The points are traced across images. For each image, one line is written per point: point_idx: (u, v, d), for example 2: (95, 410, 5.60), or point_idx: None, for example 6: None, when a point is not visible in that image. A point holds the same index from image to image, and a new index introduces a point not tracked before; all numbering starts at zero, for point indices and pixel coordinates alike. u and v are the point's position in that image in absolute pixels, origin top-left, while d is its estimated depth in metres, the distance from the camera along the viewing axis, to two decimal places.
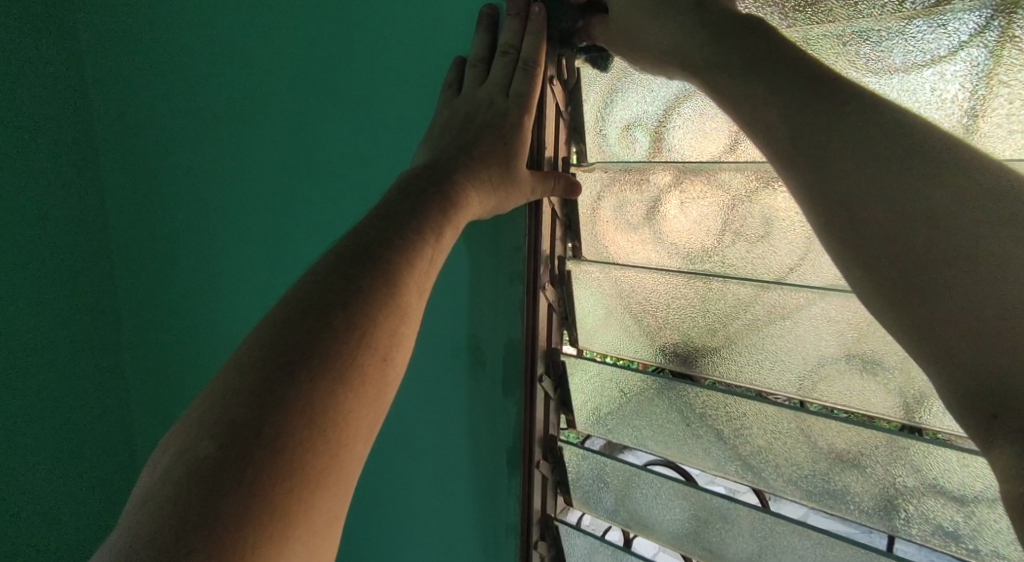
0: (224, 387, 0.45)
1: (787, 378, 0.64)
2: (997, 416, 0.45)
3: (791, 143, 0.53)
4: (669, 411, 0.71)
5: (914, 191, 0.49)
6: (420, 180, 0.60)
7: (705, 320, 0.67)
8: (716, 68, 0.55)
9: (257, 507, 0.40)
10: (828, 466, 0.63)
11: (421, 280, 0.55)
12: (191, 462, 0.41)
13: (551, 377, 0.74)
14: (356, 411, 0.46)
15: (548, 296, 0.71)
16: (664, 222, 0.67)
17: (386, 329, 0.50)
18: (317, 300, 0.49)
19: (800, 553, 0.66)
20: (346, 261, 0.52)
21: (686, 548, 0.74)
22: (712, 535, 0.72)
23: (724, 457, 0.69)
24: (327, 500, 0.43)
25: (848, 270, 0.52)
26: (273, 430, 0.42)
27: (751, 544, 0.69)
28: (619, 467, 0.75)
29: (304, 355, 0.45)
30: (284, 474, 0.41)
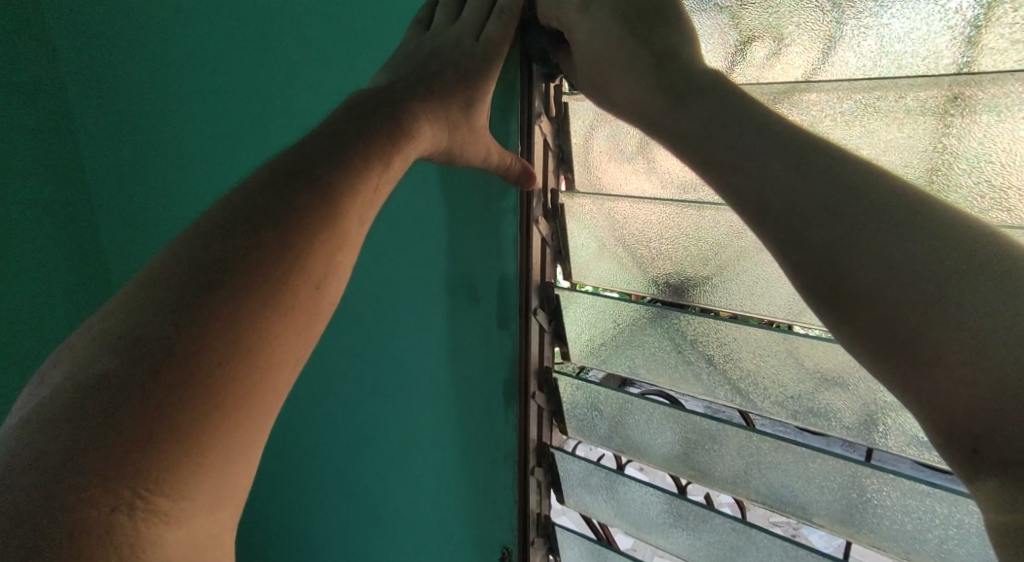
0: (138, 300, 0.45)
1: (777, 304, 0.65)
2: (977, 451, 0.40)
3: (757, 188, 0.50)
4: (660, 340, 0.72)
5: (884, 235, 0.45)
6: (372, 105, 0.58)
7: (697, 250, 0.67)
8: (671, 119, 0.55)
9: (166, 426, 0.41)
10: (812, 386, 0.65)
11: (364, 209, 0.54)
12: (92, 378, 0.42)
13: (545, 310, 0.75)
14: (284, 335, 0.47)
15: (541, 229, 0.71)
16: (657, 152, 0.67)
17: (322, 256, 0.50)
18: (248, 220, 0.48)
19: (783, 468, 0.69)
20: (287, 178, 0.51)
21: (676, 469, 0.77)
22: (700, 455, 0.74)
23: (713, 382, 0.71)
24: (247, 429, 0.45)
25: (826, 321, 0.48)
26: (185, 352, 0.43)
27: (738, 462, 0.72)
28: (613, 395, 0.77)
29: (226, 272, 0.46)
30: (198, 396, 0.42)
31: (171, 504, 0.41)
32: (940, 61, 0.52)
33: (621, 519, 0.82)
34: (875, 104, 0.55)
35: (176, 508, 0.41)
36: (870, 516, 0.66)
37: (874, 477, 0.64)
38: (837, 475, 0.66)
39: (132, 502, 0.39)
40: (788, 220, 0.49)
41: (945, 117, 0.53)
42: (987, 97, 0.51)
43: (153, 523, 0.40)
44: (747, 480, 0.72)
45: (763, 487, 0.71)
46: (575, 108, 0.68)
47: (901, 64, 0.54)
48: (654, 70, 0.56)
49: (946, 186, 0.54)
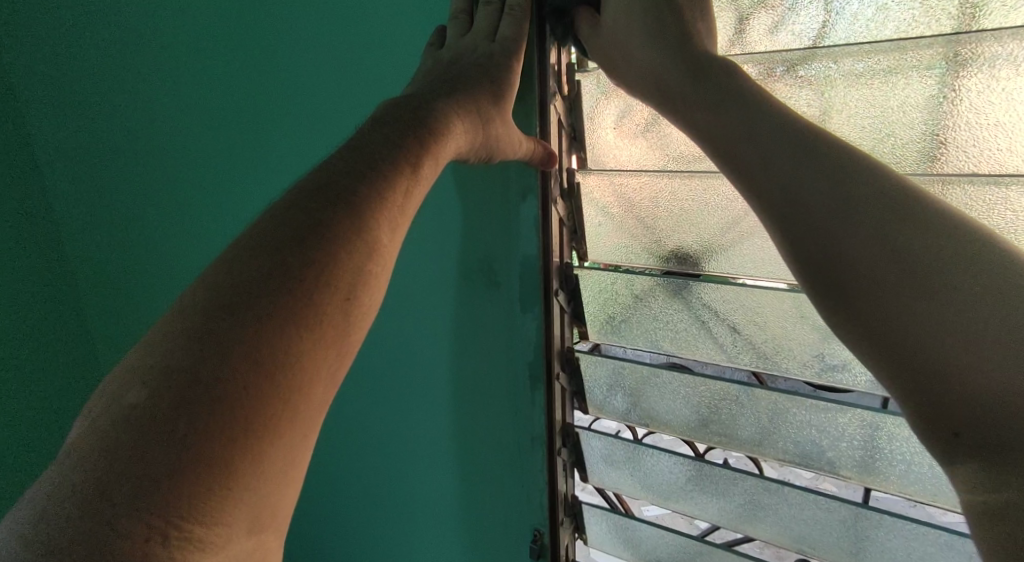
0: (165, 329, 0.44)
1: (792, 269, 0.66)
2: (957, 435, 0.45)
3: (763, 175, 0.54)
4: (679, 311, 0.73)
5: (892, 231, 0.50)
6: (400, 108, 0.57)
7: (714, 220, 0.68)
8: (692, 99, 0.58)
9: (193, 456, 0.40)
10: (821, 342, 0.67)
11: (394, 214, 0.52)
12: (123, 409, 0.41)
13: (565, 291, 0.75)
14: (313, 354, 0.45)
15: (559, 209, 0.71)
16: (669, 124, 0.67)
17: (349, 267, 0.48)
18: (273, 239, 0.47)
19: (807, 425, 0.71)
20: (308, 194, 0.50)
21: (700, 435, 0.78)
22: (723, 420, 0.76)
23: (734, 349, 0.72)
24: (277, 449, 0.43)
25: (822, 312, 0.52)
26: (209, 380, 0.42)
27: (762, 423, 0.74)
28: (636, 369, 0.77)
29: (250, 296, 0.45)
30: (223, 425, 0.41)
31: (205, 531, 0.40)
32: (946, 22, 0.54)
33: (645, 489, 0.84)
34: (887, 66, 0.57)
35: (211, 533, 0.40)
36: (889, 462, 0.69)
37: (897, 424, 0.66)
38: (858, 426, 0.69)
39: (164, 532, 0.39)
40: (799, 215, 0.53)
41: (957, 73, 0.55)
42: (998, 50, 0.53)
43: (190, 551, 0.39)
44: (767, 439, 0.75)
45: (785, 444, 0.74)
46: (587, 85, 0.68)
47: (912, 25, 0.55)
48: (680, 48, 0.59)
49: (959, 138, 0.57)
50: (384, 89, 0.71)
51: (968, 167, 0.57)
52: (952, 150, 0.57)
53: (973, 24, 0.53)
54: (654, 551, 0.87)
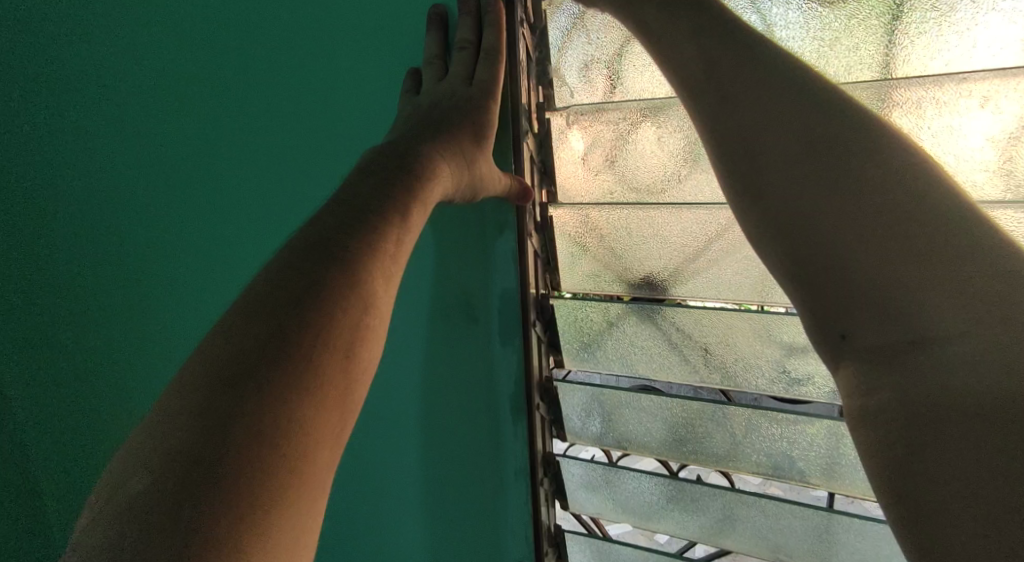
0: (164, 410, 0.41)
1: (746, 289, 0.71)
2: (849, 333, 0.47)
3: (706, 72, 0.55)
4: (652, 335, 0.76)
5: (827, 138, 0.49)
6: (387, 153, 0.58)
7: (678, 249, 0.72)
8: (659, 26, 0.58)
9: (200, 542, 0.36)
10: (781, 356, 0.72)
11: (387, 266, 0.51)
12: (124, 502, 0.37)
13: (541, 321, 0.76)
14: (319, 418, 0.43)
15: (534, 242, 0.72)
16: (631, 160, 0.70)
17: (348, 323, 0.46)
18: (268, 298, 0.46)
19: (775, 436, 0.75)
20: (301, 252, 0.48)
21: (676, 454, 0.81)
22: (696, 438, 0.79)
23: (703, 367, 0.76)
24: (291, 527, 0.39)
25: (736, 203, 0.53)
26: (212, 457, 0.38)
27: (733, 438, 0.77)
28: (612, 394, 0.79)
29: (251, 365, 0.42)
30: (231, 504, 0.37)
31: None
32: (870, 67, 0.59)
33: (625, 511, 0.86)
34: None
35: None
36: (854, 467, 0.73)
37: None
38: (825, 434, 0.73)
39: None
40: (732, 114, 0.54)
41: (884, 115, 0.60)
42: (920, 92, 0.57)
43: None
44: (740, 453, 0.78)
45: (758, 458, 0.77)
46: (556, 125, 0.71)
47: (842, 71, 0.60)
48: None
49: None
50: (361, 132, 0.73)
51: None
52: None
53: (893, 71, 0.58)
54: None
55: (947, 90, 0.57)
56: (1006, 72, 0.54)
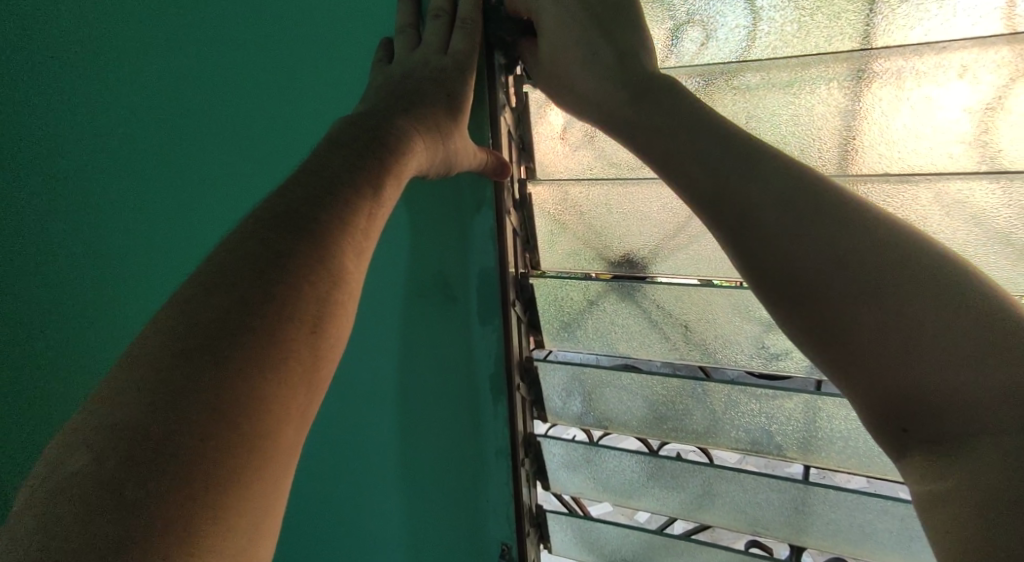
0: (116, 380, 0.41)
1: (726, 263, 0.71)
2: (907, 430, 0.46)
3: (710, 184, 0.55)
4: (632, 314, 0.75)
5: (847, 237, 0.50)
6: (354, 129, 0.56)
7: (657, 226, 0.71)
8: (635, 120, 0.58)
9: (146, 518, 0.36)
10: (760, 331, 0.72)
11: (357, 241, 0.51)
12: (68, 478, 0.37)
13: (520, 300, 0.75)
14: (281, 394, 0.43)
15: (513, 220, 0.71)
16: (610, 134, 0.69)
17: (314, 298, 0.46)
18: (229, 274, 0.45)
19: (753, 411, 0.76)
20: (266, 224, 0.48)
21: (655, 432, 0.81)
22: (675, 415, 0.79)
23: (683, 345, 0.76)
24: (250, 502, 0.40)
25: (775, 314, 0.52)
26: (162, 433, 0.38)
27: (711, 414, 0.78)
28: (593, 373, 0.79)
29: (208, 338, 0.42)
30: (181, 481, 0.37)
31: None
32: (851, 37, 0.58)
33: (603, 489, 0.86)
34: (805, 78, 0.61)
35: None
36: (829, 439, 0.74)
37: (833, 405, 0.71)
38: (802, 409, 0.73)
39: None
40: (749, 222, 0.53)
41: (864, 84, 0.59)
42: (900, 62, 0.57)
43: None
44: (717, 429, 0.79)
45: (736, 433, 0.78)
46: (534, 98, 0.69)
47: (824, 41, 0.59)
48: (616, 63, 0.59)
49: (873, 140, 0.61)
50: (332, 106, 0.71)
51: (878, 167, 0.62)
52: (865, 151, 0.62)
53: (873, 40, 0.57)
54: (615, 549, 0.89)
55: (925, 60, 0.57)
56: (987, 41, 0.54)
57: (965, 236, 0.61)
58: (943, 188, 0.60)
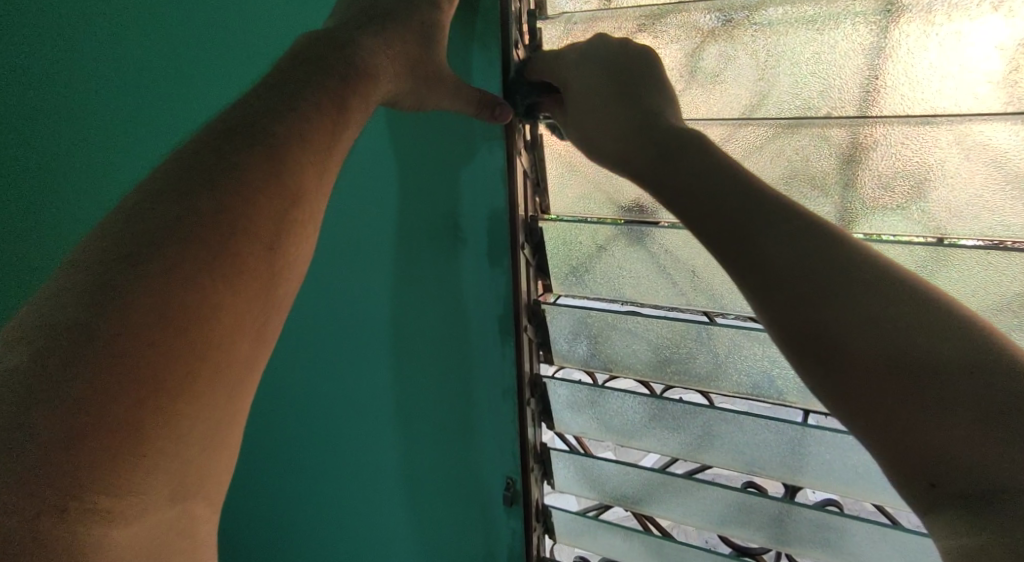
0: (59, 279, 0.42)
1: None
2: (935, 486, 0.45)
3: (742, 238, 0.56)
4: (641, 258, 0.76)
5: (875, 300, 0.50)
6: (321, 47, 0.57)
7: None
8: (667, 172, 0.60)
9: (89, 426, 0.39)
10: None
11: (318, 161, 0.53)
12: (2, 373, 0.39)
13: (529, 244, 0.76)
14: (230, 305, 0.45)
15: (523, 161, 0.71)
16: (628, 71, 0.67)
17: (272, 216, 0.48)
18: (181, 183, 0.46)
19: (754, 355, 0.76)
20: (219, 136, 0.49)
21: (658, 375, 0.83)
22: (680, 358, 0.80)
23: (688, 288, 0.76)
24: (192, 413, 0.42)
25: (804, 376, 0.52)
26: (106, 336, 0.40)
27: (715, 358, 0.79)
28: (600, 316, 0.79)
29: (151, 243, 0.43)
30: (124, 389, 0.40)
31: (112, 501, 0.39)
32: None
33: (605, 429, 0.89)
34: (832, 10, 0.59)
35: (119, 501, 0.40)
36: None
37: None
38: None
39: (63, 504, 0.38)
40: (778, 282, 0.54)
41: (894, 20, 0.58)
42: None
43: (94, 521, 0.39)
44: (719, 373, 0.80)
45: (738, 377, 0.79)
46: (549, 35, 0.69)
47: None
48: (646, 121, 0.61)
49: (898, 77, 0.60)
50: None
51: (900, 106, 0.61)
52: (889, 86, 0.61)
53: None
54: (617, 486, 0.92)
55: None
56: None
57: (982, 181, 0.61)
58: (961, 131, 0.59)
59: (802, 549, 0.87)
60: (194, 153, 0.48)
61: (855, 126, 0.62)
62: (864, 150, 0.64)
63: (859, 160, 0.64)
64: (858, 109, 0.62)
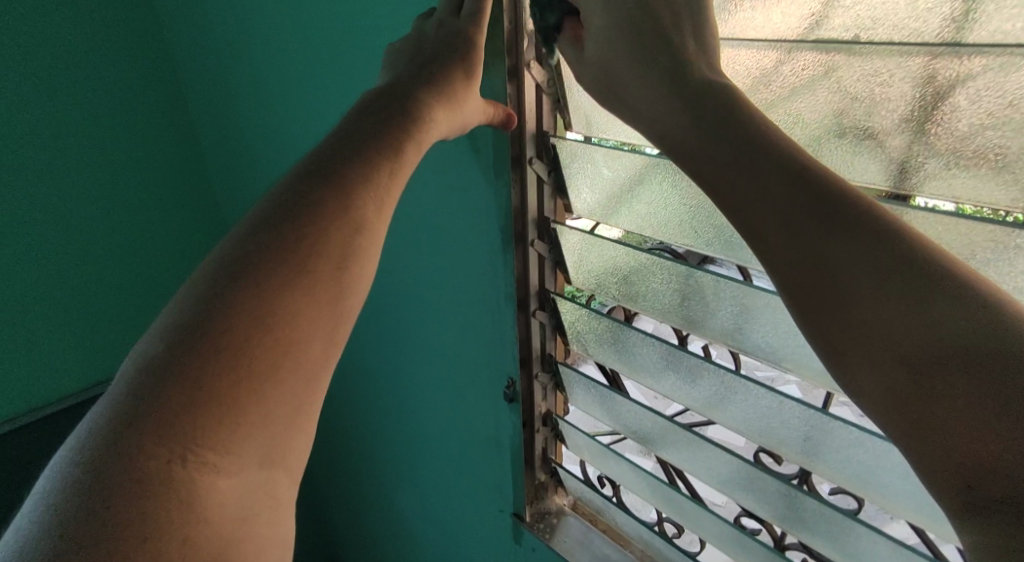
0: (185, 296, 0.59)
1: None
2: (969, 487, 0.44)
3: (769, 213, 0.55)
4: (661, 189, 0.73)
5: (887, 272, 0.49)
6: (386, 100, 0.71)
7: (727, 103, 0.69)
8: (692, 147, 0.60)
9: (199, 396, 0.54)
10: None
11: (382, 196, 0.68)
12: (145, 359, 0.55)
13: (544, 160, 0.80)
14: (302, 311, 0.61)
15: (535, 76, 0.76)
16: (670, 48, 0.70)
17: (338, 239, 0.64)
18: (271, 219, 0.63)
19: (765, 319, 0.73)
20: (303, 179, 0.65)
21: (671, 319, 0.82)
22: (694, 305, 0.78)
23: (707, 239, 0.72)
24: (279, 389, 0.58)
25: (831, 364, 0.52)
26: (216, 331, 0.56)
27: (726, 315, 0.76)
28: (612, 247, 0.81)
29: (247, 266, 0.60)
30: (227, 367, 0.55)
31: (216, 456, 0.53)
32: None
33: (623, 362, 0.91)
34: None
35: (222, 460, 0.54)
36: None
37: None
38: None
39: (182, 455, 0.51)
40: (797, 258, 0.53)
41: None
42: None
43: (202, 470, 0.52)
44: (736, 334, 0.77)
45: (748, 341, 0.76)
46: None
47: None
48: (675, 88, 0.61)
49: (988, 6, 0.53)
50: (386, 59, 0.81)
51: (1001, 34, 0.53)
52: (977, 16, 0.53)
53: None
54: (629, 421, 0.97)
55: None
56: None
57: None
58: None
59: (802, 535, 0.88)
60: (278, 196, 0.65)
61: (941, 56, 0.55)
62: (932, 96, 0.57)
63: (928, 110, 0.58)
64: (944, 37, 0.55)
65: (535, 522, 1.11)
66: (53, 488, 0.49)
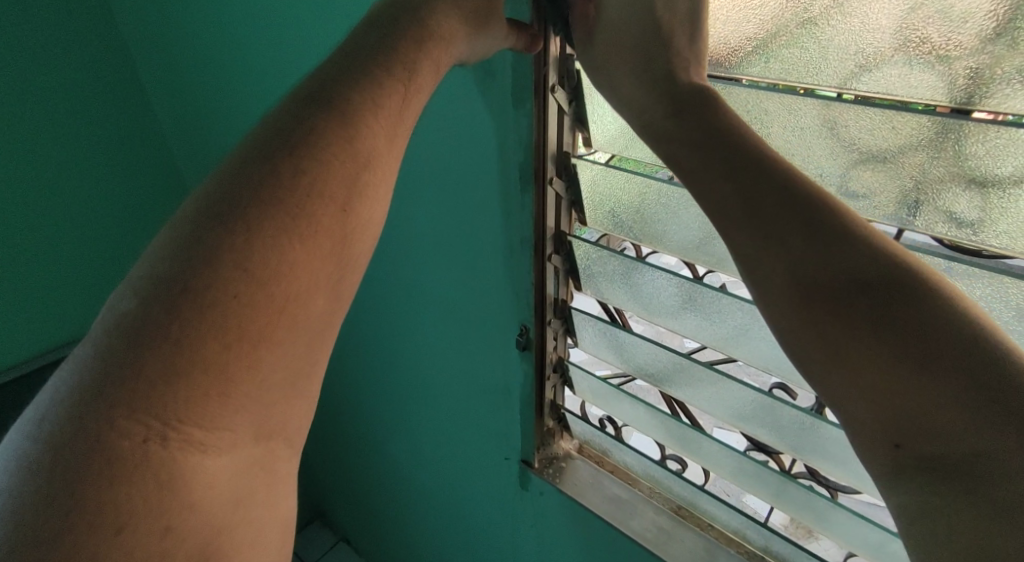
0: (164, 241, 0.49)
1: (831, 65, 0.55)
2: (899, 447, 0.47)
3: (734, 191, 0.54)
4: None
5: (840, 252, 0.50)
6: (393, 13, 0.61)
7: (773, 4, 0.56)
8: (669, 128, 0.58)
9: (179, 367, 0.45)
10: (848, 162, 0.59)
11: (390, 128, 0.57)
12: (118, 316, 0.46)
13: (567, 88, 0.70)
14: (305, 264, 0.51)
15: None
16: None
17: (343, 179, 0.53)
18: (265, 150, 0.52)
19: None
20: (301, 105, 0.55)
21: (691, 256, 0.74)
22: (719, 243, 0.70)
23: None
24: (275, 355, 0.50)
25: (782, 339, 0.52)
26: (200, 288, 0.46)
27: None
28: (631, 181, 0.73)
29: (238, 207, 0.49)
30: (213, 332, 0.46)
31: (204, 435, 0.46)
32: None
33: (636, 304, 0.84)
34: None
35: (210, 437, 0.47)
36: None
37: None
38: None
39: (162, 433, 0.44)
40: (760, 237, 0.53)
41: None
42: None
43: (187, 450, 0.45)
44: None
45: None
46: None
47: None
48: (665, 81, 0.60)
49: None
50: None
51: None
52: None
53: None
54: (642, 360, 0.91)
55: None
56: None
57: None
58: None
59: (814, 462, 0.84)
60: (272, 122, 0.54)
61: None
62: None
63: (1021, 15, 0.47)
64: None
65: (545, 467, 1.09)
66: (10, 462, 0.43)
